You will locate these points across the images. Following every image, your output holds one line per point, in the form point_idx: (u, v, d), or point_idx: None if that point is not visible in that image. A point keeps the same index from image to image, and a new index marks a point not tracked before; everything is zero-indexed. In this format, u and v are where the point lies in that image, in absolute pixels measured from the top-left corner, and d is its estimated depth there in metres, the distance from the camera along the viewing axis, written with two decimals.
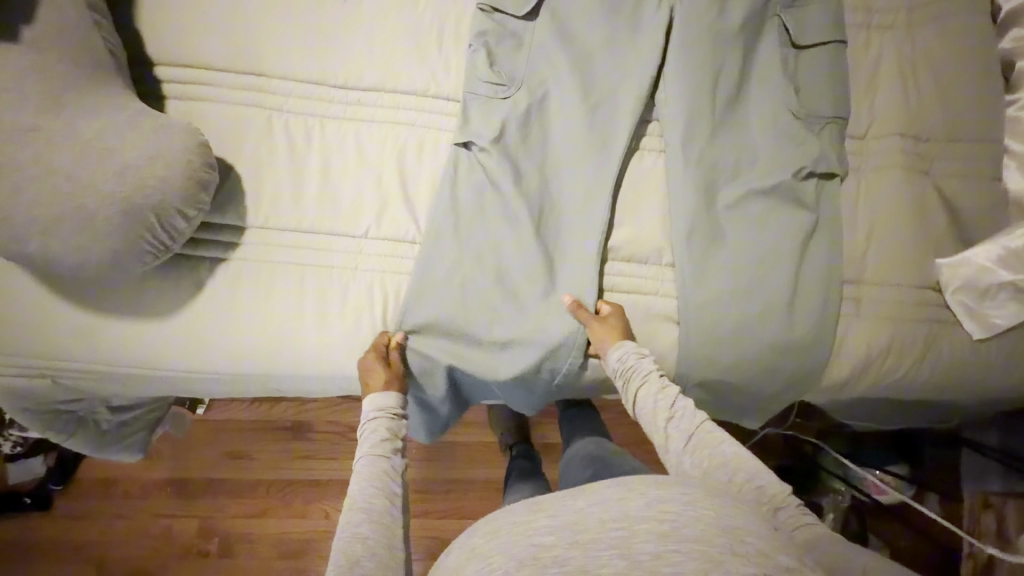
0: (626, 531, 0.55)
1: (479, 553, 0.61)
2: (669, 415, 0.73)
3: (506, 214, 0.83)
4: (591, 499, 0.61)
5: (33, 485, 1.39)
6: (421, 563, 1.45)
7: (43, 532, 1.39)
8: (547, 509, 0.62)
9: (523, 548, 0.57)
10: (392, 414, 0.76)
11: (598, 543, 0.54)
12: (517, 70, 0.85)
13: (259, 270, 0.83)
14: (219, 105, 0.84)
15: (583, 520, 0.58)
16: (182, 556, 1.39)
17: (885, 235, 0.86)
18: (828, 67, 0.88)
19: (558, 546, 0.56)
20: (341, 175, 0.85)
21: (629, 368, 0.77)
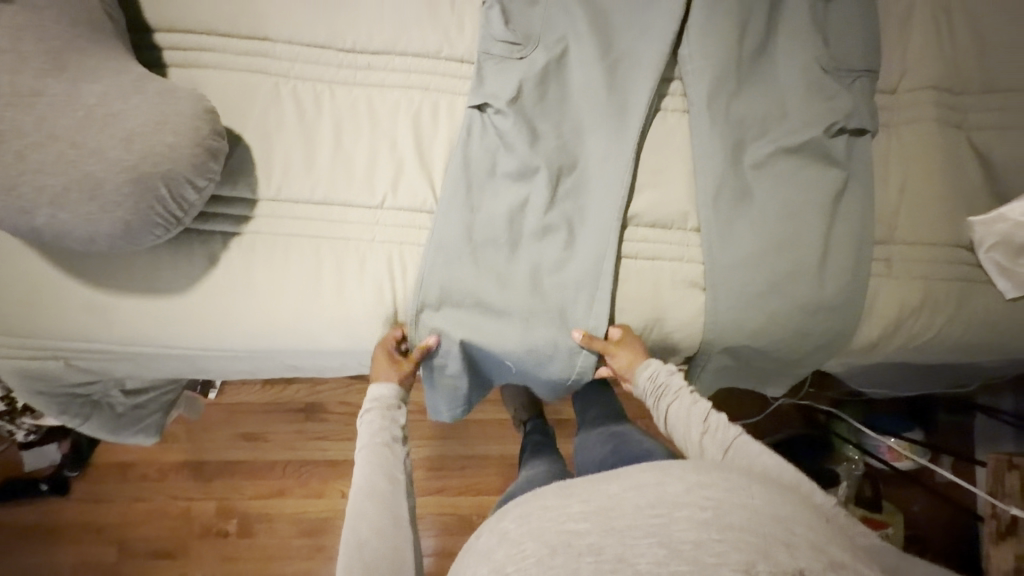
0: (665, 517, 0.54)
1: (507, 538, 0.59)
2: (701, 431, 0.71)
3: (523, 179, 0.80)
4: (625, 484, 0.60)
5: (49, 471, 1.39)
6: (436, 539, 1.45)
7: (62, 516, 1.40)
8: (577, 493, 0.61)
9: (555, 534, 0.56)
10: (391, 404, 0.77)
11: (636, 529, 0.54)
12: (533, 28, 0.81)
13: (274, 243, 0.80)
14: (223, 72, 0.80)
15: (619, 505, 0.57)
16: (202, 537, 1.40)
17: (917, 192, 0.84)
18: (859, 18, 0.84)
19: (592, 532, 0.55)
20: (355, 143, 0.82)
21: (660, 385, 0.77)
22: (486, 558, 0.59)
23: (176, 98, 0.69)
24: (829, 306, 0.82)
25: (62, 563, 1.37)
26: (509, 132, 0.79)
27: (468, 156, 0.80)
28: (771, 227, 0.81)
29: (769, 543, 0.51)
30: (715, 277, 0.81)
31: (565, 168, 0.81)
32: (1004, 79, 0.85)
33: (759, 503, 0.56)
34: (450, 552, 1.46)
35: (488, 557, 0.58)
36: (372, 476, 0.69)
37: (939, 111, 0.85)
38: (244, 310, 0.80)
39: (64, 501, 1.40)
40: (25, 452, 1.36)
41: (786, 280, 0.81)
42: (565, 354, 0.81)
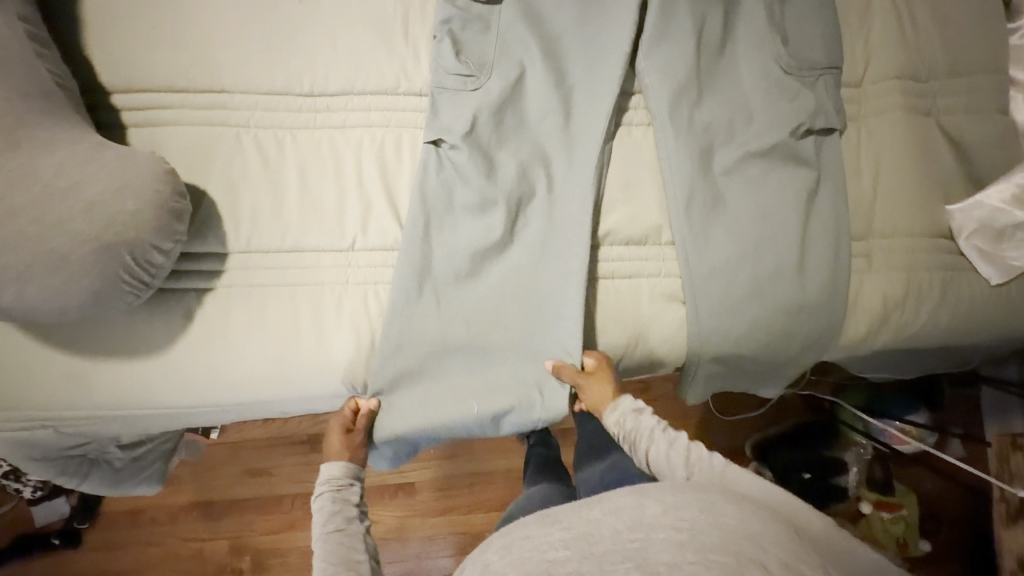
0: (642, 541, 0.55)
1: (491, 567, 0.61)
2: (685, 471, 0.71)
3: (481, 212, 0.80)
4: (606, 509, 0.62)
5: (61, 524, 1.40)
6: (454, 559, 1.45)
7: (77, 567, 1.40)
8: (559, 521, 0.62)
9: (536, 562, 0.57)
10: (345, 485, 0.81)
11: (614, 553, 0.55)
12: (486, 56, 0.81)
13: (249, 294, 0.80)
14: (185, 128, 0.80)
15: (598, 531, 0.58)
16: None
17: (893, 184, 0.82)
18: (816, 15, 0.83)
19: (571, 559, 0.56)
20: (320, 186, 0.81)
21: (630, 429, 0.80)
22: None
23: (134, 162, 0.68)
24: (811, 305, 0.80)
25: None
26: (464, 166, 0.79)
27: (427, 192, 0.79)
28: (747, 233, 0.80)
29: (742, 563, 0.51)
30: (699, 286, 0.80)
31: (524, 198, 0.81)
32: (970, 62, 0.84)
33: (733, 523, 0.56)
34: None
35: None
36: (332, 558, 0.71)
37: (907, 100, 0.83)
38: (226, 365, 0.80)
39: (78, 553, 1.40)
40: (37, 507, 1.37)
41: (765, 284, 0.79)
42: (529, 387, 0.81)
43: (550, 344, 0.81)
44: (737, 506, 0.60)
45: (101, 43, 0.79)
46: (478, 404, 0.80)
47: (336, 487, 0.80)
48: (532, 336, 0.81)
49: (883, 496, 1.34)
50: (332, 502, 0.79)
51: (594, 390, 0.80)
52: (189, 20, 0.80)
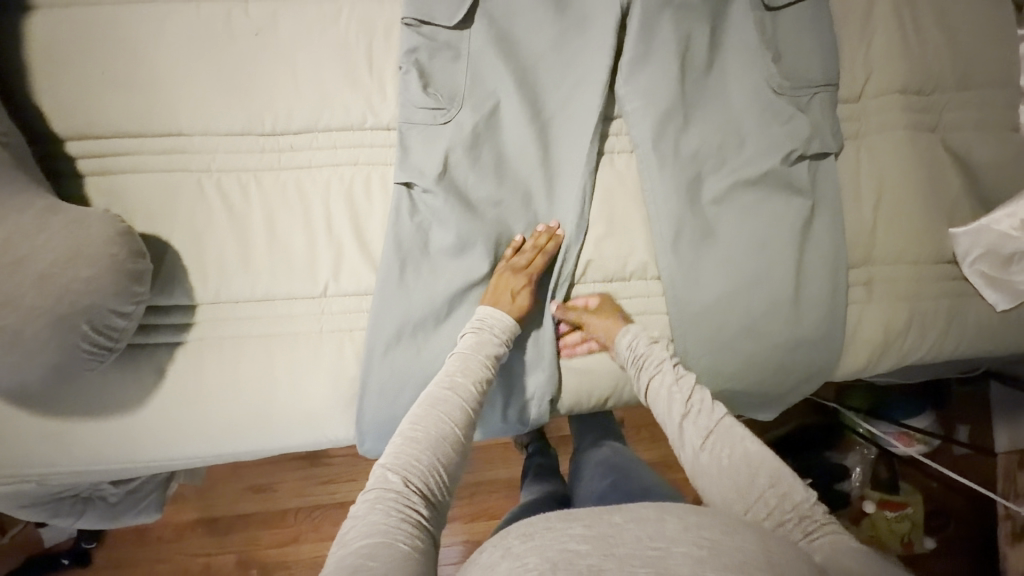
0: (661, 550, 0.48)
1: (511, 553, 0.51)
2: (699, 441, 0.61)
3: (459, 254, 0.76)
4: (629, 515, 0.54)
5: (69, 544, 1.41)
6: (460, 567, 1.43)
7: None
8: (579, 517, 0.54)
9: (556, 551, 0.49)
10: (477, 386, 0.65)
11: (634, 558, 0.48)
12: (457, 87, 0.76)
13: (220, 346, 0.77)
14: (144, 176, 0.76)
15: (619, 534, 0.51)
16: None
17: (893, 208, 0.78)
18: (811, 27, 0.77)
19: (592, 556, 0.48)
20: (288, 230, 0.77)
21: (642, 356, 0.71)
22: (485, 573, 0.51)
23: (87, 226, 0.65)
24: (806, 339, 0.77)
25: None
26: (440, 210, 0.75)
27: (401, 236, 0.75)
28: (737, 267, 0.76)
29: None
30: (689, 324, 0.76)
31: (504, 239, 0.77)
32: (977, 72, 0.78)
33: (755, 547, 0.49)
34: None
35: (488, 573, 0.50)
36: (407, 476, 0.54)
37: (908, 117, 0.78)
38: (205, 419, 0.77)
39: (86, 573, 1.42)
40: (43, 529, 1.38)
41: (758, 321, 0.76)
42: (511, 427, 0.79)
43: (534, 385, 0.78)
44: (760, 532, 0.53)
45: (49, 91, 0.75)
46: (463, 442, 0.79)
47: (490, 336, 0.70)
48: (515, 383, 0.78)
49: (888, 495, 1.26)
50: (459, 362, 0.66)
51: (601, 324, 0.75)
52: (141, 59, 0.75)
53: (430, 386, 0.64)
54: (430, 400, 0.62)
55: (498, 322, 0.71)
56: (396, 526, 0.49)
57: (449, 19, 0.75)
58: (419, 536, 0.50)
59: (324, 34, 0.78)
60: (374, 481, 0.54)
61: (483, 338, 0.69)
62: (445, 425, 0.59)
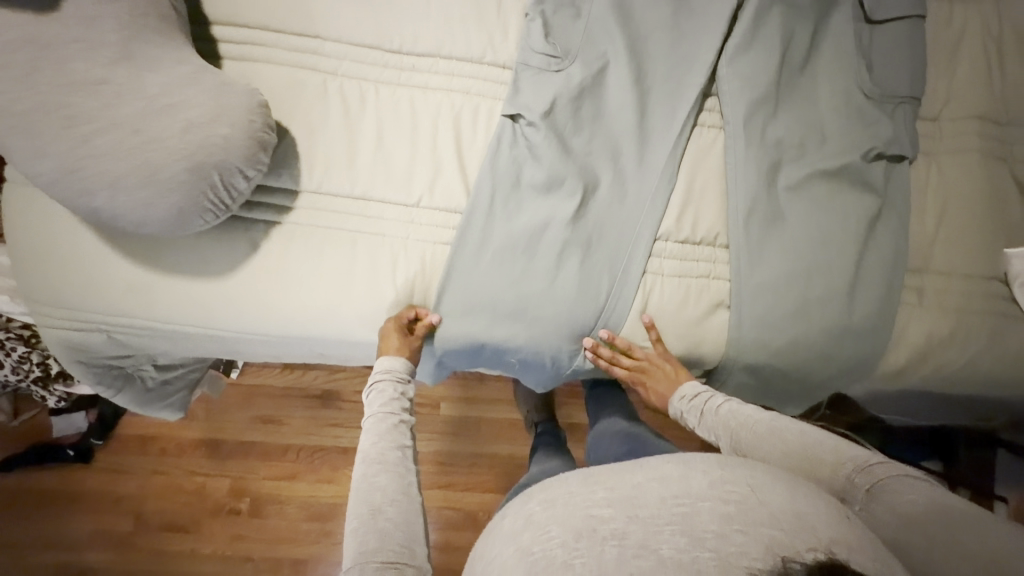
0: (689, 508, 0.51)
1: (532, 520, 0.55)
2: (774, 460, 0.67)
3: (548, 191, 0.82)
4: (649, 475, 0.56)
5: (77, 439, 1.40)
6: (440, 533, 1.43)
7: (83, 484, 1.39)
8: (602, 481, 0.57)
9: (580, 518, 0.52)
10: (399, 381, 0.77)
11: (658, 517, 0.50)
12: (573, 42, 0.83)
13: (312, 235, 0.82)
14: (276, 68, 0.83)
15: (643, 495, 0.53)
16: (216, 514, 1.39)
17: (956, 222, 0.82)
18: (906, 44, 0.83)
19: (615, 519, 0.51)
20: (394, 142, 0.83)
21: (702, 404, 0.79)
22: (512, 539, 0.55)
23: (232, 91, 0.70)
24: (857, 327, 0.82)
25: (82, 529, 1.37)
26: (539, 146, 0.81)
27: (497, 165, 0.82)
28: (803, 249, 0.82)
29: (792, 537, 0.46)
30: (746, 292, 0.82)
31: (589, 188, 0.82)
32: None
33: (783, 499, 0.51)
34: (453, 547, 1.43)
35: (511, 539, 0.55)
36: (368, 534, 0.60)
37: (982, 141, 0.83)
38: (283, 301, 0.83)
39: (87, 470, 1.40)
40: (55, 419, 1.37)
41: (812, 304, 0.82)
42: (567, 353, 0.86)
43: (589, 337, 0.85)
44: (785, 482, 0.55)
45: None
46: (514, 360, 0.86)
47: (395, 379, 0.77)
48: (576, 320, 0.83)
49: None
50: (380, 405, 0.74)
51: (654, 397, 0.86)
52: None
53: (376, 441, 0.69)
54: (379, 455, 0.68)
55: (403, 368, 0.79)
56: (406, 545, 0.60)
57: None
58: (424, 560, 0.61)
59: None
60: (359, 520, 0.61)
61: (387, 394, 0.75)
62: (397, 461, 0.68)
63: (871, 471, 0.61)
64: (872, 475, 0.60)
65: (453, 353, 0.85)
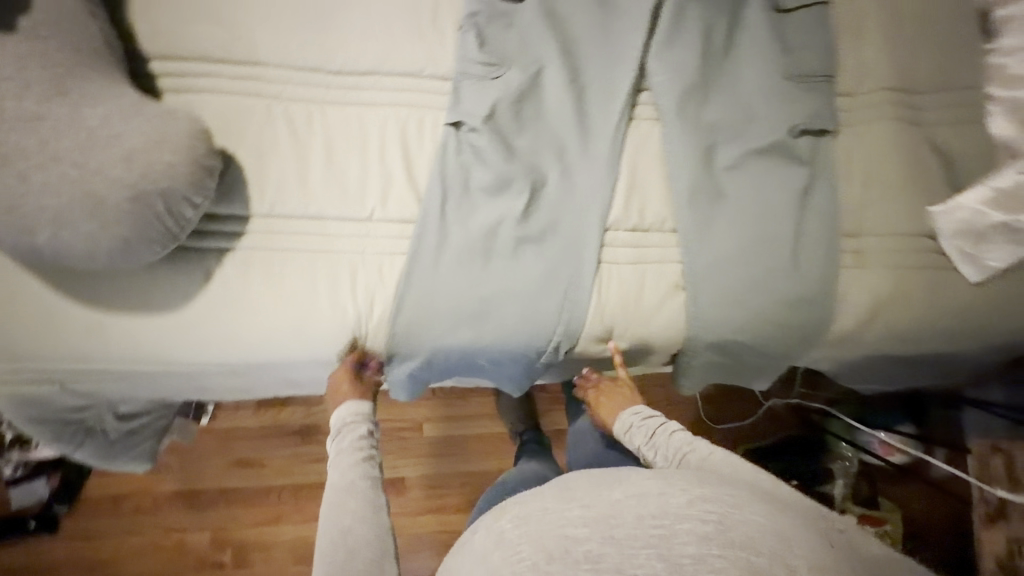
0: (665, 530, 0.54)
1: (505, 539, 0.58)
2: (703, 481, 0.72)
3: (499, 192, 0.84)
4: (627, 492, 0.60)
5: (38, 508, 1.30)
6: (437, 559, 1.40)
7: (50, 555, 1.31)
8: (578, 498, 0.60)
9: (555, 539, 0.55)
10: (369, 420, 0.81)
11: (634, 540, 0.53)
12: (508, 50, 0.86)
13: (268, 257, 0.82)
14: (219, 96, 0.84)
15: (620, 514, 0.56)
16: (198, 568, 1.33)
17: (882, 187, 0.88)
18: (815, 29, 0.90)
19: (591, 540, 0.54)
20: (343, 160, 0.84)
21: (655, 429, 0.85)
22: (482, 558, 0.59)
23: (175, 119, 0.72)
24: (806, 292, 0.86)
25: None
26: (485, 149, 0.83)
27: (447, 173, 0.84)
28: (746, 224, 0.86)
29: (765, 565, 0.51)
30: (696, 272, 0.85)
31: (538, 185, 0.85)
32: (957, 76, 0.88)
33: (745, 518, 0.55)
34: None
35: (487, 558, 0.58)
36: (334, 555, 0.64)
37: (896, 109, 0.89)
38: (245, 326, 0.82)
39: (52, 540, 1.31)
40: (11, 490, 1.27)
41: (762, 277, 0.85)
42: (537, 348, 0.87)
43: (555, 329, 0.86)
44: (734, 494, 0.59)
45: (147, 16, 0.84)
46: (484, 360, 0.88)
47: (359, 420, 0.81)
48: (540, 314, 0.85)
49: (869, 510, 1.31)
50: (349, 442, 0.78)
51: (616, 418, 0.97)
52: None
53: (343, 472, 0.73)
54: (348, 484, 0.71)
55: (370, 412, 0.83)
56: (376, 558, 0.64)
57: None
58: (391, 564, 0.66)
59: None
60: None
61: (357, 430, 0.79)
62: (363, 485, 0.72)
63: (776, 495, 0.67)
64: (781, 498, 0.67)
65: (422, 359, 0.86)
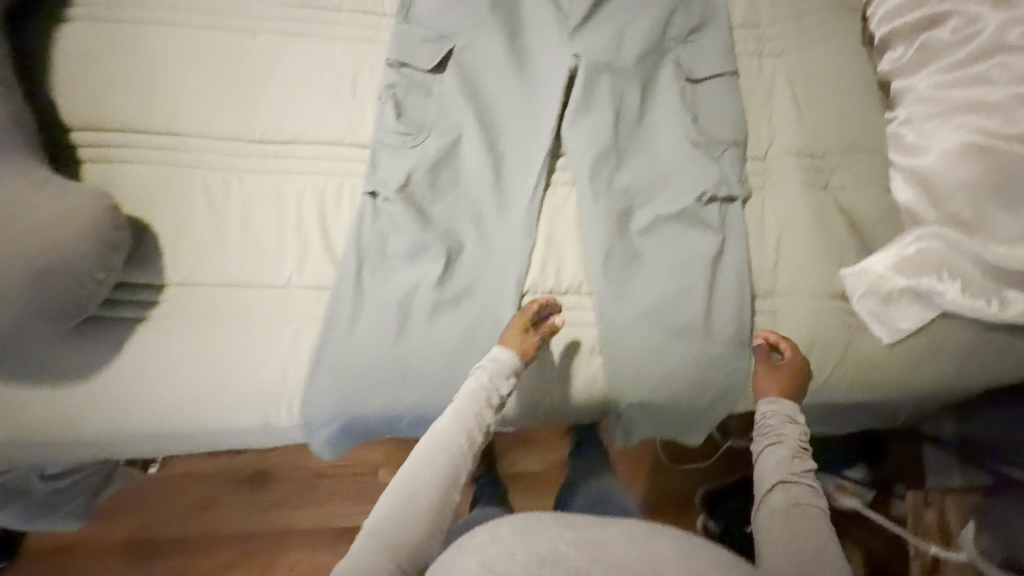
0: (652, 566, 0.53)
1: (498, 537, 0.57)
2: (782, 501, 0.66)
3: (414, 259, 0.85)
4: (622, 530, 0.59)
5: None
6: None
7: None
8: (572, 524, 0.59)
9: (544, 546, 0.55)
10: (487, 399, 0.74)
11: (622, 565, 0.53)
12: (425, 118, 0.89)
13: (182, 326, 0.82)
14: (141, 167, 0.85)
15: (609, 543, 0.56)
16: None
17: (794, 246, 0.90)
18: (725, 98, 0.92)
19: (578, 559, 0.53)
20: (261, 227, 0.85)
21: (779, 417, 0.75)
22: (476, 552, 0.55)
23: (77, 195, 0.72)
24: (720, 354, 0.87)
25: None
26: (400, 217, 0.84)
27: (363, 240, 0.84)
28: (660, 287, 0.87)
29: None
30: (610, 335, 0.86)
31: (454, 251, 0.86)
32: (860, 142, 0.91)
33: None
34: None
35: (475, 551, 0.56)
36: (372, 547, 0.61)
37: (804, 175, 0.91)
38: (159, 394, 0.81)
39: None
40: None
41: (676, 340, 0.86)
42: None
43: None
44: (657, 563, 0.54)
45: (70, 89, 0.85)
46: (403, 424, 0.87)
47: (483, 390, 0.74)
48: (456, 375, 0.84)
49: None
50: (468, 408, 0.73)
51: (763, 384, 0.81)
52: (154, 72, 0.87)
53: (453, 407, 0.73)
54: (455, 412, 0.72)
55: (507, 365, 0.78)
56: (416, 548, 0.62)
57: (426, 63, 0.89)
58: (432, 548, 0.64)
59: (314, 68, 0.90)
60: None
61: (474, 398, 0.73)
62: (468, 435, 0.70)
63: (788, 489, 0.67)
64: (788, 491, 0.66)
65: (337, 424, 0.84)
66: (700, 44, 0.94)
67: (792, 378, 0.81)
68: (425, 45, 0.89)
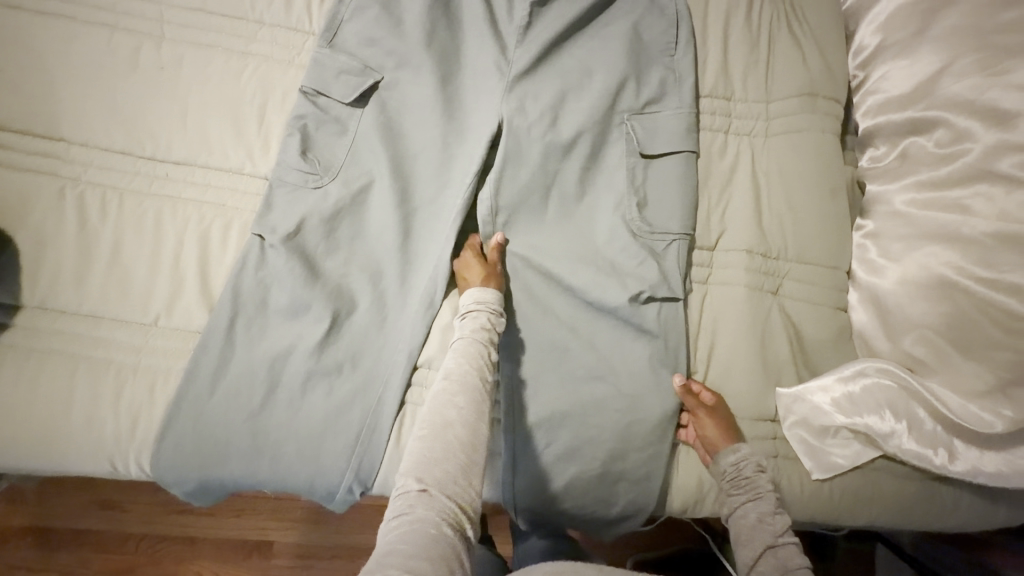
0: None
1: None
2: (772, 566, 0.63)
3: (296, 316, 0.76)
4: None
5: None
6: None
7: None
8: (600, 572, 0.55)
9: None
10: (491, 309, 0.69)
11: None
12: (336, 158, 0.79)
13: (25, 358, 0.72)
14: (6, 172, 0.75)
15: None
16: None
17: (727, 354, 0.80)
18: (678, 178, 0.82)
19: None
20: (133, 255, 0.77)
21: (744, 475, 0.72)
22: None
23: None
24: (632, 468, 0.76)
25: None
26: (283, 270, 0.75)
27: (241, 288, 0.75)
28: (570, 384, 0.77)
29: None
30: (507, 430, 0.75)
31: (342, 312, 0.77)
32: (816, 250, 0.82)
33: None
34: None
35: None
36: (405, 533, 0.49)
37: (751, 276, 0.81)
38: None
39: None
40: None
41: (582, 448, 0.75)
42: (324, 493, 0.74)
43: (339, 476, 0.74)
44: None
45: None
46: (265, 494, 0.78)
47: (484, 320, 0.67)
48: (323, 451, 0.74)
49: None
50: (465, 352, 0.64)
51: (711, 431, 0.75)
52: (44, 69, 0.78)
53: (449, 374, 0.62)
54: (458, 377, 0.61)
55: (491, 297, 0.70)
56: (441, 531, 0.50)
57: (343, 96, 0.79)
58: (466, 534, 0.52)
59: (224, 85, 0.82)
60: None
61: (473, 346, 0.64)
62: (474, 404, 0.60)
63: (776, 553, 0.64)
64: (776, 556, 0.64)
65: (187, 487, 0.74)
66: (657, 117, 0.85)
67: (730, 416, 0.76)
68: (344, 76, 0.80)
